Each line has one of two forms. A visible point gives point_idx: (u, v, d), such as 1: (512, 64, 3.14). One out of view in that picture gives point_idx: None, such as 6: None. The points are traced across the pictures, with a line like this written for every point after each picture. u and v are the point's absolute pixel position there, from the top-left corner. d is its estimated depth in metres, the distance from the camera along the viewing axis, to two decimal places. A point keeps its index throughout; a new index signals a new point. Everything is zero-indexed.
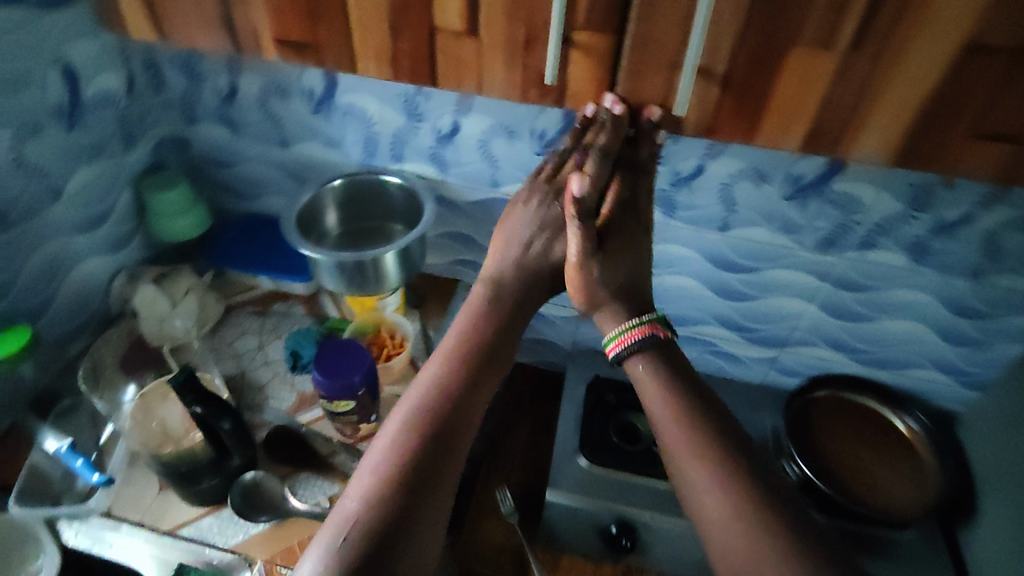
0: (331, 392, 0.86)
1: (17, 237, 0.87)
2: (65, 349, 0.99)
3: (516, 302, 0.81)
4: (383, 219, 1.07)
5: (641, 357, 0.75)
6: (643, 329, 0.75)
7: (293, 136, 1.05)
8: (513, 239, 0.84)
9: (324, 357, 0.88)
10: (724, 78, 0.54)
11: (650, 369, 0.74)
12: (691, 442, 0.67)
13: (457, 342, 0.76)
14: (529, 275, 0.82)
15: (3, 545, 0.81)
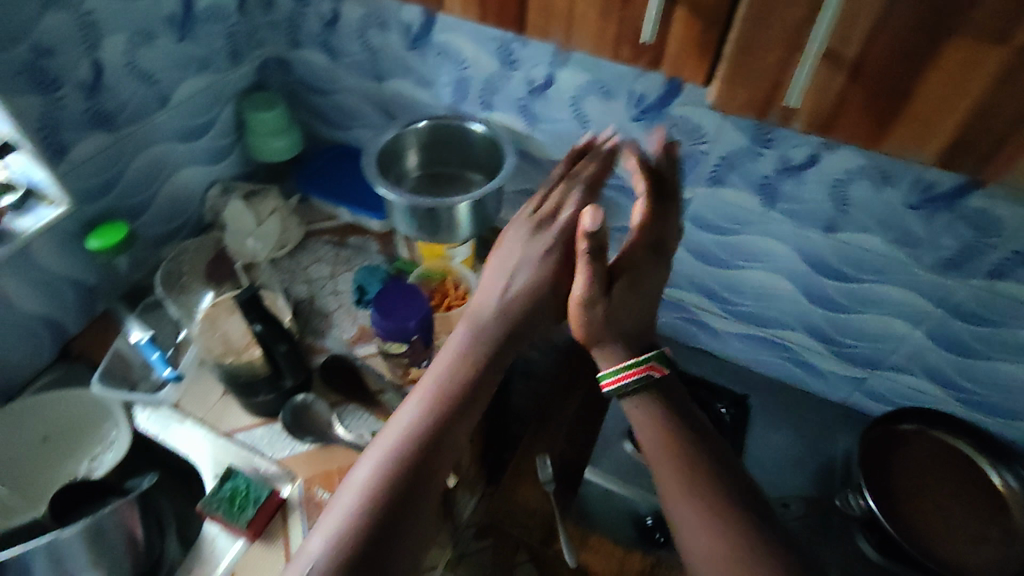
0: (386, 332, 0.86)
1: (124, 137, 0.93)
2: (159, 248, 1.06)
3: (515, 329, 0.76)
4: (465, 167, 1.05)
5: (640, 396, 0.71)
6: (642, 369, 0.71)
7: (388, 71, 1.04)
8: (512, 265, 0.79)
9: (384, 297, 0.89)
10: (854, 65, 0.44)
11: (645, 410, 0.70)
12: (692, 486, 0.63)
13: (443, 373, 0.71)
14: (527, 301, 0.78)
15: (86, 416, 0.90)
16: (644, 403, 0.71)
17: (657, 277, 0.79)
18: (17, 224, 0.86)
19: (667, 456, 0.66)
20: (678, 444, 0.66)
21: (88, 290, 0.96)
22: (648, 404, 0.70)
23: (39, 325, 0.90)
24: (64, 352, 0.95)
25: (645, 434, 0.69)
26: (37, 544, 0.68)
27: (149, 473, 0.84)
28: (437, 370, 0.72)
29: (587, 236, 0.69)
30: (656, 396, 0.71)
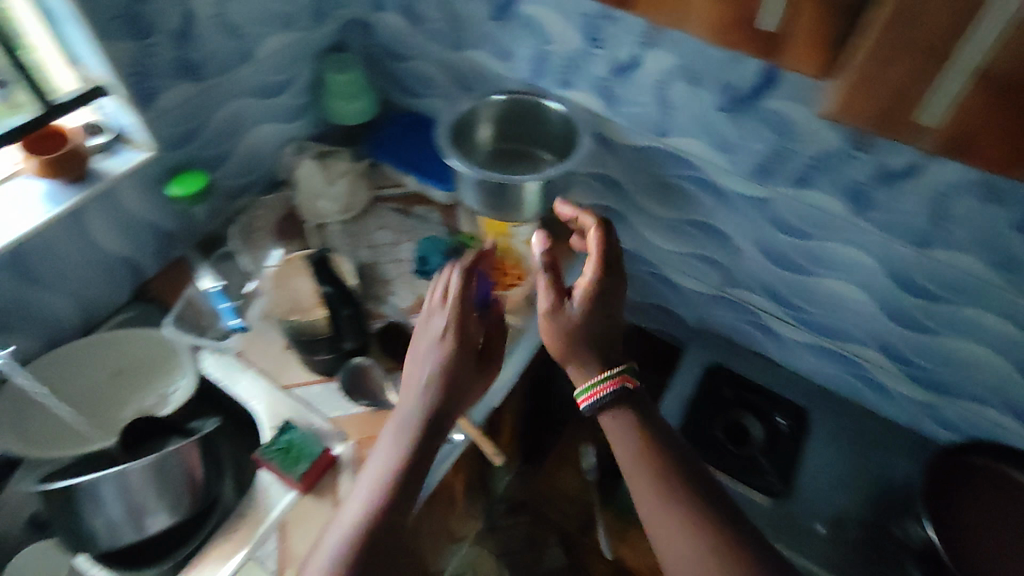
0: None
1: (210, 90, 0.94)
2: (233, 201, 1.08)
3: (441, 416, 0.72)
4: (537, 144, 1.02)
5: (614, 411, 0.72)
6: (613, 381, 0.71)
7: (469, 41, 1.02)
8: (418, 366, 0.74)
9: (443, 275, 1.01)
10: (1009, 82, 0.39)
11: (621, 421, 0.71)
12: (663, 510, 0.66)
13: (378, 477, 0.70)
14: (445, 392, 0.72)
15: (154, 355, 0.93)
16: (617, 417, 0.71)
17: (619, 284, 0.75)
18: (104, 166, 0.89)
19: (640, 479, 0.69)
20: (650, 468, 0.69)
21: (165, 235, 0.99)
22: (620, 420, 0.71)
23: (119, 265, 0.94)
24: (140, 293, 0.99)
25: (622, 446, 0.71)
26: (106, 475, 0.72)
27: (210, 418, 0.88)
28: (374, 470, 0.71)
29: (545, 252, 0.79)
30: (628, 412, 0.72)
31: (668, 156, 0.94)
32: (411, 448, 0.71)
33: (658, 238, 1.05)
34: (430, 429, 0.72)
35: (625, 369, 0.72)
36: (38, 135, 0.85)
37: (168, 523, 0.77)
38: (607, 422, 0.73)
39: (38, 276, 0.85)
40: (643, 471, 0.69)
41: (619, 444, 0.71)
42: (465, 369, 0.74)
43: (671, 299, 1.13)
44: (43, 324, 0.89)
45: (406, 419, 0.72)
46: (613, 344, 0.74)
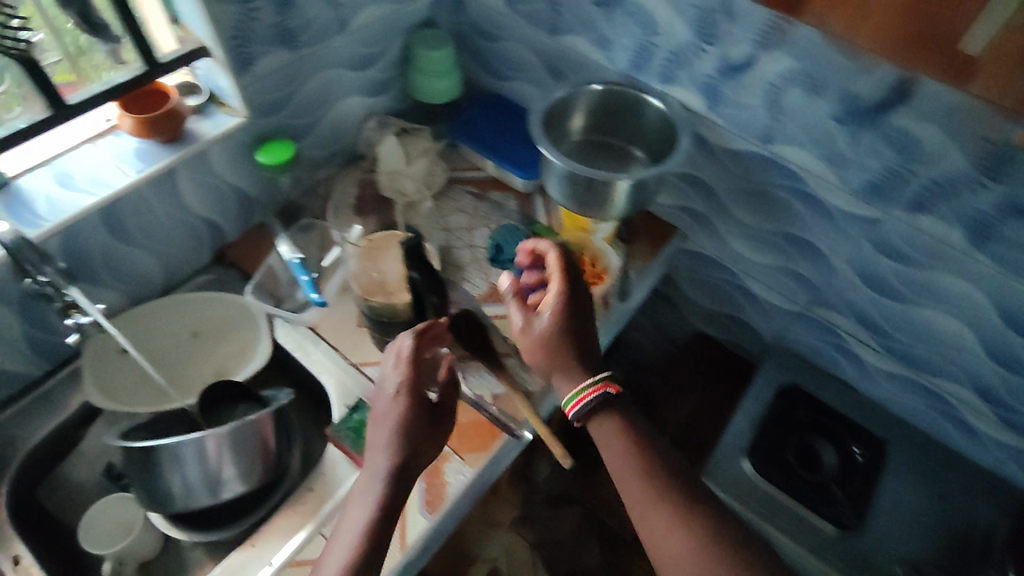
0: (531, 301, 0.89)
1: (303, 59, 0.93)
2: (314, 171, 1.08)
3: (407, 469, 0.69)
4: (630, 139, 0.98)
5: (601, 415, 0.74)
6: (595, 388, 0.74)
7: (566, 25, 0.97)
8: (376, 430, 0.70)
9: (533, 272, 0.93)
10: None
11: (609, 426, 0.74)
12: (653, 505, 0.69)
13: (356, 530, 0.65)
14: (410, 455, 0.69)
15: (231, 319, 0.94)
16: (604, 423, 0.74)
17: (585, 299, 0.79)
18: (197, 128, 0.88)
19: (629, 479, 0.71)
20: (638, 468, 0.71)
21: (248, 202, 0.99)
22: (607, 425, 0.74)
23: (202, 228, 0.95)
24: (219, 256, 1.00)
25: (612, 451, 0.73)
26: (189, 442, 0.71)
27: (284, 389, 0.88)
28: (351, 523, 0.66)
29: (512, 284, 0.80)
30: (612, 418, 0.74)
31: (769, 165, 0.89)
32: (385, 496, 0.67)
33: (750, 252, 1.02)
34: (396, 481, 0.68)
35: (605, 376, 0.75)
36: (136, 93, 0.84)
37: (242, 490, 0.78)
38: (595, 429, 0.75)
39: (128, 235, 0.86)
40: (632, 472, 0.71)
41: (609, 447, 0.73)
42: (426, 423, 0.71)
43: (754, 318, 1.11)
44: (130, 281, 0.90)
45: (372, 476, 0.68)
46: (593, 352, 0.77)
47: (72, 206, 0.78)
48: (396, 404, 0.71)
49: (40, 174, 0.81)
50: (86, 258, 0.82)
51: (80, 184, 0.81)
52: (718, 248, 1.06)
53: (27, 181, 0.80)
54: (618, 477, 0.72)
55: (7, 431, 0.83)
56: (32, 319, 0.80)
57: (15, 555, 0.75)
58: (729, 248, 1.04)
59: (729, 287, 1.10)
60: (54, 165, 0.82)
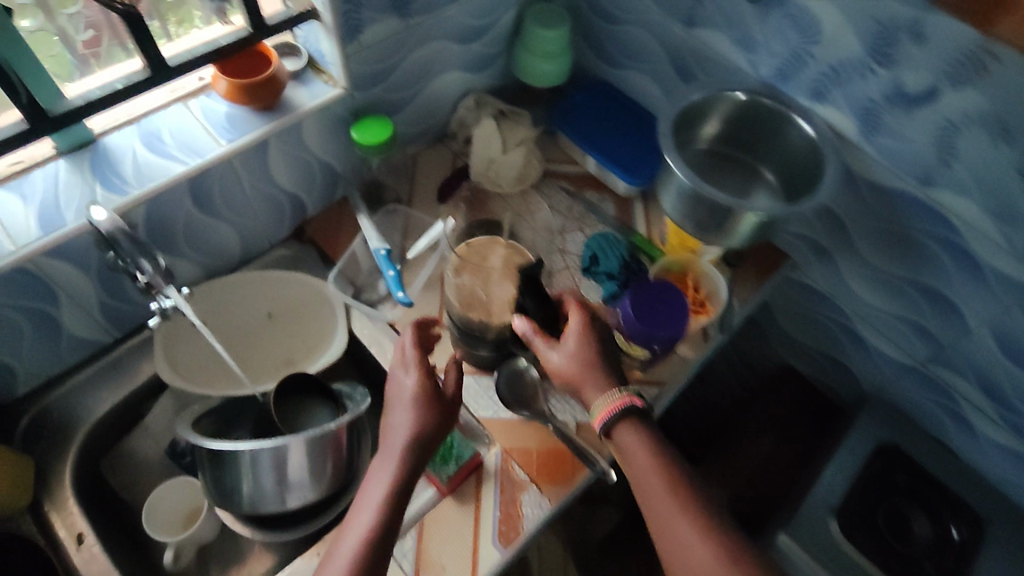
0: (631, 334, 0.76)
1: (413, 29, 0.83)
2: (403, 148, 1.00)
3: (424, 439, 0.72)
4: (761, 158, 0.88)
5: (624, 426, 0.67)
6: (621, 399, 0.67)
7: (704, 17, 0.84)
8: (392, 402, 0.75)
9: (639, 294, 0.77)
10: None
11: (635, 434, 0.67)
12: (679, 516, 0.62)
13: (380, 496, 0.69)
14: (422, 425, 0.72)
15: (306, 303, 0.89)
16: (630, 432, 0.67)
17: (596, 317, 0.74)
18: (293, 96, 0.81)
19: (653, 489, 0.64)
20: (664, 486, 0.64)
21: (333, 177, 0.92)
22: (633, 435, 0.67)
23: (285, 203, 0.89)
24: (298, 232, 0.94)
25: (636, 460, 0.66)
26: (264, 446, 0.68)
27: (361, 389, 0.84)
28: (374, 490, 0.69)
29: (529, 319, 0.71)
30: (637, 427, 0.67)
31: (921, 211, 0.78)
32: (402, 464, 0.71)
33: (870, 295, 0.92)
34: (417, 449, 0.72)
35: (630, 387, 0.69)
36: (237, 57, 0.77)
37: (310, 498, 0.74)
38: (620, 438, 0.67)
39: (213, 207, 0.80)
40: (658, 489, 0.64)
41: (632, 461, 0.66)
42: (442, 398, 0.75)
43: (855, 362, 1.02)
44: (210, 253, 0.85)
45: (388, 445, 0.71)
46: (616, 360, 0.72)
47: (160, 173, 0.73)
48: (410, 380, 0.75)
49: (126, 134, 0.75)
50: (169, 229, 0.77)
51: (169, 148, 0.74)
52: (833, 285, 0.96)
53: (114, 141, 0.74)
54: (639, 490, 0.65)
55: (77, 398, 0.80)
56: (110, 289, 0.76)
57: (79, 532, 0.73)
58: (845, 286, 0.95)
59: (834, 327, 1.01)
60: (141, 124, 0.76)
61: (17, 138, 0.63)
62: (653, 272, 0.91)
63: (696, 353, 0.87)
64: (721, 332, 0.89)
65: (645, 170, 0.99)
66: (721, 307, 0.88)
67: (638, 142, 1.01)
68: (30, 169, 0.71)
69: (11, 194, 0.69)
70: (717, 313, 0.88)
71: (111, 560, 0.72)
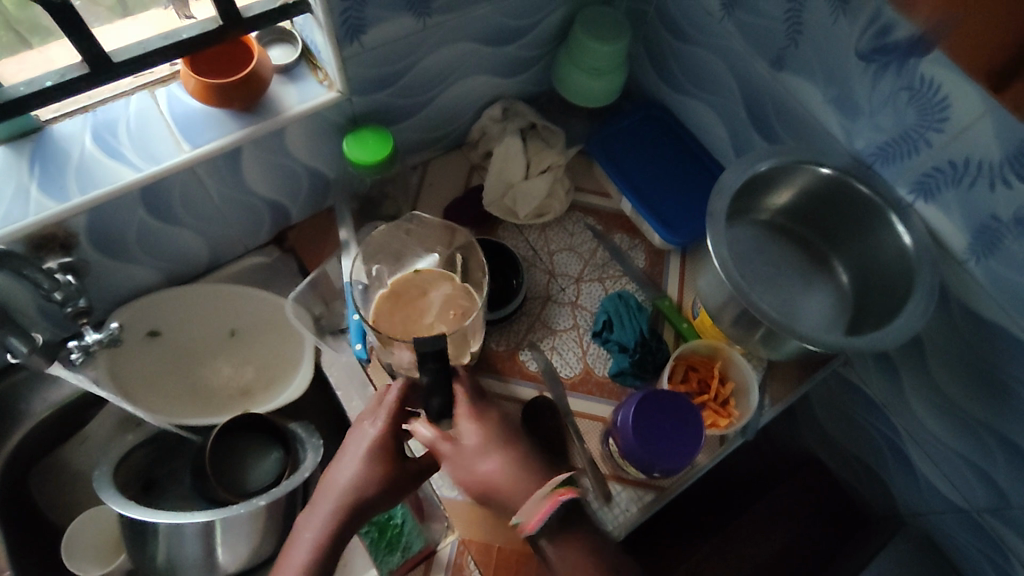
0: (634, 455, 0.64)
1: (432, 27, 0.69)
2: (412, 154, 0.86)
3: (365, 505, 0.59)
4: (837, 244, 0.73)
5: (567, 539, 0.56)
6: (558, 493, 0.56)
7: (797, 61, 0.67)
8: (351, 442, 0.61)
9: (647, 410, 0.64)
10: None
11: (578, 555, 0.55)
12: None
13: (296, 566, 0.56)
14: (380, 484, 0.59)
15: (275, 326, 0.79)
16: (571, 548, 0.55)
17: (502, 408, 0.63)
18: (280, 95, 0.68)
19: None
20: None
21: (322, 182, 0.80)
22: (574, 552, 0.55)
23: (264, 210, 0.77)
24: (279, 238, 0.83)
25: None
26: (191, 521, 0.62)
27: (315, 435, 0.73)
28: (292, 559, 0.56)
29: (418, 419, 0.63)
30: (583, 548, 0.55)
31: (1021, 356, 0.61)
32: (340, 523, 0.58)
33: (935, 426, 0.75)
34: (355, 516, 0.58)
35: (562, 480, 0.57)
36: (215, 51, 0.65)
37: (231, 568, 0.67)
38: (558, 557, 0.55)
39: (171, 215, 0.69)
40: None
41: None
42: (403, 462, 0.61)
43: (893, 477, 0.86)
44: (172, 258, 0.75)
45: (322, 502, 0.59)
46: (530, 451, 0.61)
47: (107, 177, 0.62)
48: (374, 429, 0.61)
49: (78, 122, 0.64)
50: (119, 236, 0.67)
51: (120, 146, 0.63)
52: (890, 398, 0.78)
53: (64, 129, 0.64)
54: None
55: None
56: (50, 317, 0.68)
57: None
58: (903, 405, 0.77)
59: (877, 437, 0.84)
60: (96, 113, 0.65)
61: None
62: (676, 354, 0.75)
63: (707, 463, 0.73)
64: (740, 442, 0.73)
65: (688, 224, 0.84)
66: (747, 414, 0.73)
67: (687, 188, 0.86)
68: None
69: None
70: (740, 421, 0.72)
71: None
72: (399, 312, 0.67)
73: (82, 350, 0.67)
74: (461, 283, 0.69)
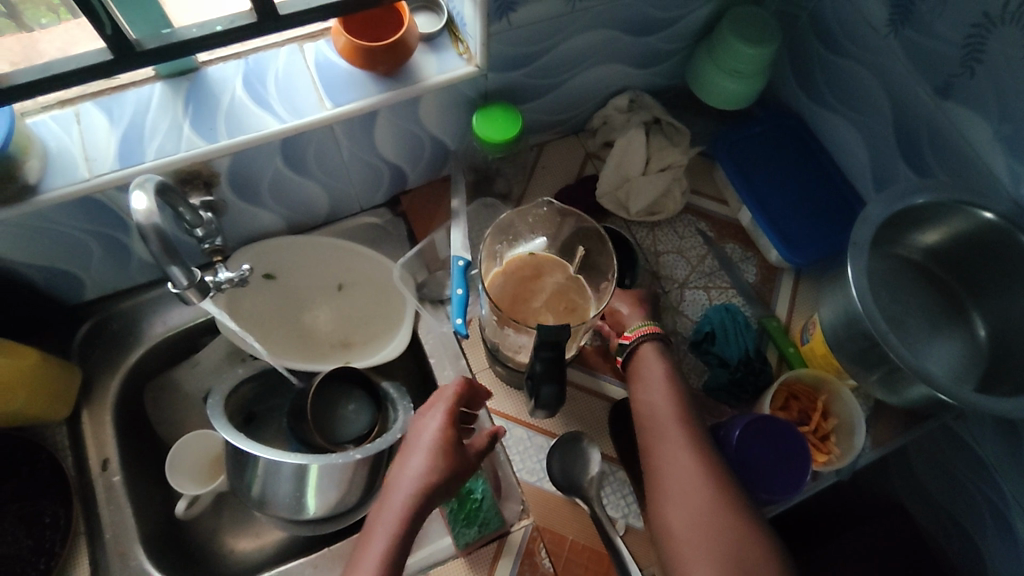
0: (747, 466, 0.63)
1: (580, 11, 0.68)
2: (532, 134, 0.86)
3: (435, 494, 0.59)
4: (980, 294, 0.68)
5: (649, 352, 0.67)
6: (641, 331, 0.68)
7: (970, 91, 0.63)
8: (413, 436, 0.62)
9: (767, 431, 0.64)
10: None
11: (656, 360, 0.66)
12: (677, 433, 0.61)
13: (375, 558, 0.55)
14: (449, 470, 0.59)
15: (379, 287, 0.82)
16: (652, 360, 0.67)
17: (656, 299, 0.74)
18: (420, 64, 0.68)
19: (666, 418, 0.63)
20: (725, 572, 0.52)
21: (443, 153, 0.81)
22: (654, 361, 0.66)
23: (385, 172, 0.79)
24: (393, 201, 0.85)
25: (653, 391, 0.64)
26: (290, 460, 0.66)
27: (406, 398, 0.76)
28: (373, 547, 0.56)
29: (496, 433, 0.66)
30: (665, 367, 0.66)
31: None
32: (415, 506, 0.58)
33: None
34: (421, 511, 0.58)
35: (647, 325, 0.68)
36: (366, 11, 0.65)
37: (316, 512, 0.70)
38: (646, 357, 0.67)
39: (303, 167, 0.71)
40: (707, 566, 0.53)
41: (678, 521, 0.57)
42: (464, 455, 0.61)
43: (991, 548, 0.77)
44: (295, 207, 0.78)
45: (394, 489, 0.59)
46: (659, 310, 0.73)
47: (253, 125, 0.64)
48: (433, 424, 0.62)
49: (230, 68, 0.67)
50: (253, 181, 0.70)
51: (268, 95, 0.65)
52: (1004, 462, 0.72)
53: (217, 73, 0.67)
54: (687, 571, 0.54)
55: (139, 318, 0.79)
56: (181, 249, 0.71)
57: (105, 458, 0.73)
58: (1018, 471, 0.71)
59: (976, 495, 0.77)
60: (249, 61, 0.68)
61: (98, 66, 0.57)
62: (780, 379, 0.72)
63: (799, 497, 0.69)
64: (835, 481, 0.70)
65: (809, 244, 0.80)
66: (849, 452, 0.70)
67: (814, 208, 0.82)
68: (125, 88, 0.66)
69: (102, 112, 0.64)
70: (840, 460, 0.69)
71: (125, 497, 0.71)
72: (511, 289, 0.67)
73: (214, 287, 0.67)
74: (575, 276, 0.68)
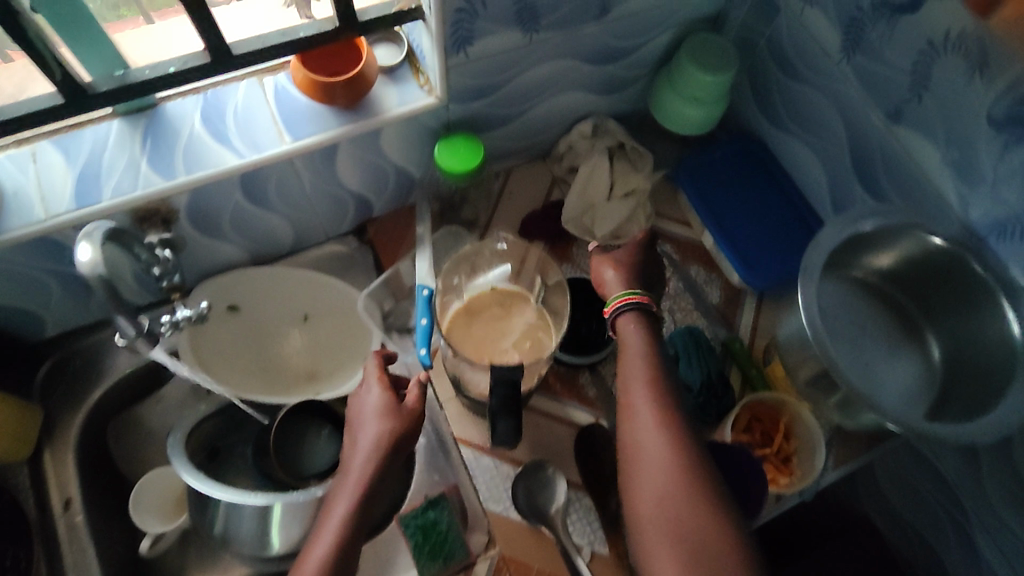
0: None
1: (537, 43, 0.69)
2: (497, 160, 0.86)
3: (393, 457, 0.60)
4: (936, 316, 0.69)
5: (631, 315, 0.60)
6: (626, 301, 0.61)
7: (919, 117, 0.64)
8: (354, 412, 0.63)
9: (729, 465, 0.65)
10: None
11: (638, 331, 0.59)
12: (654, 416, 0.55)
13: (337, 523, 0.56)
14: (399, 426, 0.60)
15: (345, 319, 0.82)
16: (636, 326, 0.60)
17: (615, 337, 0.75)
18: (380, 96, 0.69)
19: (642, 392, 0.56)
20: (692, 528, 0.49)
21: (407, 181, 0.81)
22: (637, 327, 0.60)
23: (350, 202, 0.79)
24: (359, 230, 0.85)
25: (632, 354, 0.58)
26: (251, 502, 0.67)
27: None
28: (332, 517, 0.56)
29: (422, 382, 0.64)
30: (646, 335, 0.59)
31: None
32: (371, 468, 0.58)
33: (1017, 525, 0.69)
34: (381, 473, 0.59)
35: (626, 291, 0.62)
36: (321, 50, 0.66)
37: (281, 548, 0.70)
38: (625, 331, 0.60)
39: (265, 200, 0.72)
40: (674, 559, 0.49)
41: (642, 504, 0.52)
42: (410, 411, 0.62)
43: (956, 564, 0.78)
44: (258, 239, 0.78)
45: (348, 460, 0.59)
46: (652, 273, 0.66)
47: (209, 160, 0.64)
48: (370, 393, 0.63)
49: (188, 103, 0.67)
50: (214, 215, 0.70)
51: (226, 128, 0.66)
52: (965, 480, 0.73)
53: (175, 108, 0.67)
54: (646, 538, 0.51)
55: (102, 354, 0.78)
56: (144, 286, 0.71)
57: (67, 497, 0.72)
58: (975, 487, 0.72)
59: (941, 514, 0.78)
60: (207, 95, 0.68)
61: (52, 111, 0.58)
62: (741, 402, 0.73)
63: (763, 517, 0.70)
64: (797, 502, 0.71)
65: (770, 266, 0.81)
66: (810, 474, 0.70)
67: (777, 230, 0.83)
68: (82, 127, 0.66)
69: (58, 150, 0.64)
70: (801, 481, 0.70)
71: (88, 537, 0.71)
72: (477, 326, 0.67)
73: (170, 324, 0.66)
74: (541, 312, 0.68)
